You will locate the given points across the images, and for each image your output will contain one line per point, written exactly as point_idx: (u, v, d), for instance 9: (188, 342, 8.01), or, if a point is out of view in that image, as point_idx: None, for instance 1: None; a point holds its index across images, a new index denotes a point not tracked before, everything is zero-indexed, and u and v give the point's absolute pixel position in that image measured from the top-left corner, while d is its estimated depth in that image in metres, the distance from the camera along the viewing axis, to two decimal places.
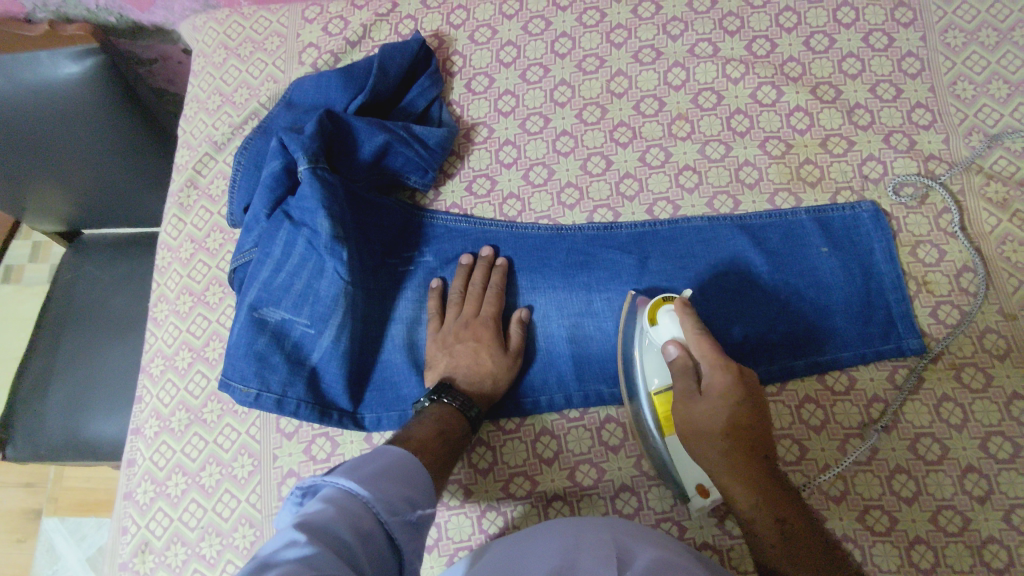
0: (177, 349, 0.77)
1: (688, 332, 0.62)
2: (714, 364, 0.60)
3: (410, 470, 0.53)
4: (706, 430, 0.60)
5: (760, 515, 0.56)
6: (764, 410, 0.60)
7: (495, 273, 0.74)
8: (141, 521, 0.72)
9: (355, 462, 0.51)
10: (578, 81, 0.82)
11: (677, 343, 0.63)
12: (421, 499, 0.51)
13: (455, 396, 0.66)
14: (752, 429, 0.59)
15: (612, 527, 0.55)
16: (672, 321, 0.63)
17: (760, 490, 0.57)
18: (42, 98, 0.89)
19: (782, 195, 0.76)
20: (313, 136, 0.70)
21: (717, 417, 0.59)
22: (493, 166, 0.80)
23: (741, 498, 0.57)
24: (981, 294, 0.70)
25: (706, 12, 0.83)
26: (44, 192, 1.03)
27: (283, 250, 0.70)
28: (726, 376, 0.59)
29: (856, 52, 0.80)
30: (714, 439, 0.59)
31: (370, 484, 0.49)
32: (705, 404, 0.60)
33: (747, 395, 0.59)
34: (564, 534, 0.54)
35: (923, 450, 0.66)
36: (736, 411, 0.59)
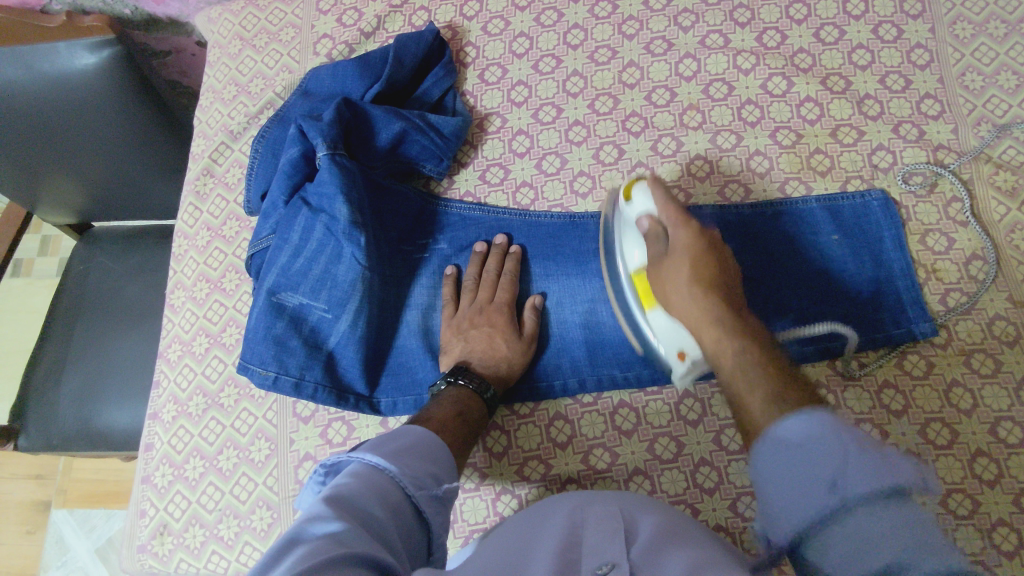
0: (194, 335, 0.78)
1: (658, 200, 0.64)
2: (678, 223, 0.62)
3: (432, 447, 0.54)
4: (675, 284, 0.60)
5: (725, 347, 0.55)
6: (728, 264, 0.62)
7: (508, 260, 0.75)
8: (159, 504, 0.73)
9: (378, 440, 0.52)
10: (590, 72, 0.83)
11: (649, 215, 0.65)
12: (446, 475, 0.52)
13: (471, 379, 0.67)
14: (718, 278, 0.59)
15: (628, 500, 0.56)
16: (644, 196, 0.66)
17: (729, 328, 0.56)
18: (60, 86, 0.90)
19: (792, 184, 0.77)
20: (331, 124, 0.71)
21: (684, 269, 0.60)
22: (506, 155, 0.81)
23: (710, 340, 0.56)
24: (984, 283, 0.71)
25: (716, 4, 0.84)
26: (58, 184, 1.03)
27: (301, 236, 0.70)
28: (690, 233, 0.61)
29: (865, 43, 0.81)
30: (683, 292, 0.59)
31: (395, 460, 0.50)
32: (673, 260, 0.61)
33: (710, 248, 0.61)
34: (574, 507, 0.55)
35: (932, 434, 0.67)
36: (702, 263, 0.60)
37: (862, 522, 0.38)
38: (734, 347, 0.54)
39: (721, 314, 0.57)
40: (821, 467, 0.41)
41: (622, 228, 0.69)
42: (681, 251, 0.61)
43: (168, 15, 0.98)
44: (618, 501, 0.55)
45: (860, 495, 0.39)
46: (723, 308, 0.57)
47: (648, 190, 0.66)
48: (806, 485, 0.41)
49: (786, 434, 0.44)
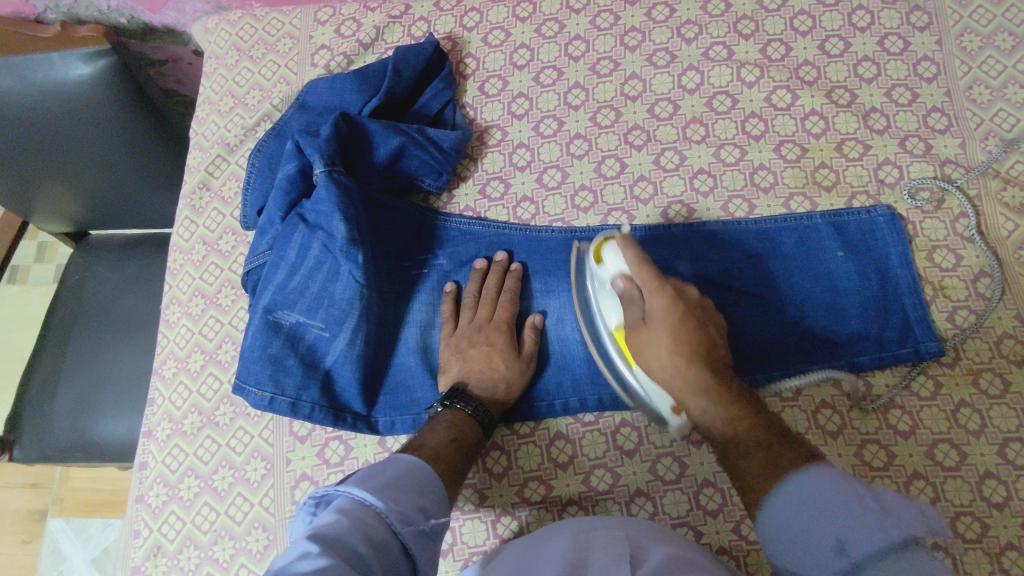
0: (189, 351, 0.77)
1: (630, 261, 0.64)
2: (652, 288, 0.62)
3: (422, 479, 0.53)
4: (655, 350, 0.62)
5: (714, 418, 0.57)
6: (707, 322, 0.63)
7: (509, 277, 0.74)
8: (153, 525, 0.71)
9: (367, 471, 0.51)
10: (592, 85, 0.82)
11: (624, 275, 0.64)
12: (435, 508, 0.51)
13: (468, 402, 0.65)
14: (697, 340, 0.60)
15: (626, 525, 0.55)
16: (614, 255, 0.66)
17: (716, 398, 0.58)
18: (51, 94, 0.88)
19: (797, 200, 0.76)
20: (328, 139, 0.69)
21: (663, 335, 0.61)
22: (507, 169, 0.80)
23: (699, 410, 0.58)
24: (980, 298, 0.70)
25: (719, 15, 0.83)
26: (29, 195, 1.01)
27: (298, 253, 0.69)
28: (665, 297, 0.62)
29: (871, 56, 0.80)
30: (664, 358, 0.61)
31: (383, 494, 0.49)
32: (651, 327, 0.62)
33: (686, 310, 0.62)
34: (575, 534, 0.54)
35: (941, 456, 0.65)
36: (680, 327, 0.61)
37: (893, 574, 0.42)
38: (722, 414, 0.57)
39: (702, 381, 0.58)
40: (833, 515, 0.45)
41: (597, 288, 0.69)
42: (657, 317, 0.62)
43: (165, 25, 0.97)
44: (619, 527, 0.54)
45: (867, 549, 0.43)
46: (707, 374, 0.59)
47: (618, 249, 0.65)
48: (819, 543, 0.45)
49: (802, 484, 0.48)
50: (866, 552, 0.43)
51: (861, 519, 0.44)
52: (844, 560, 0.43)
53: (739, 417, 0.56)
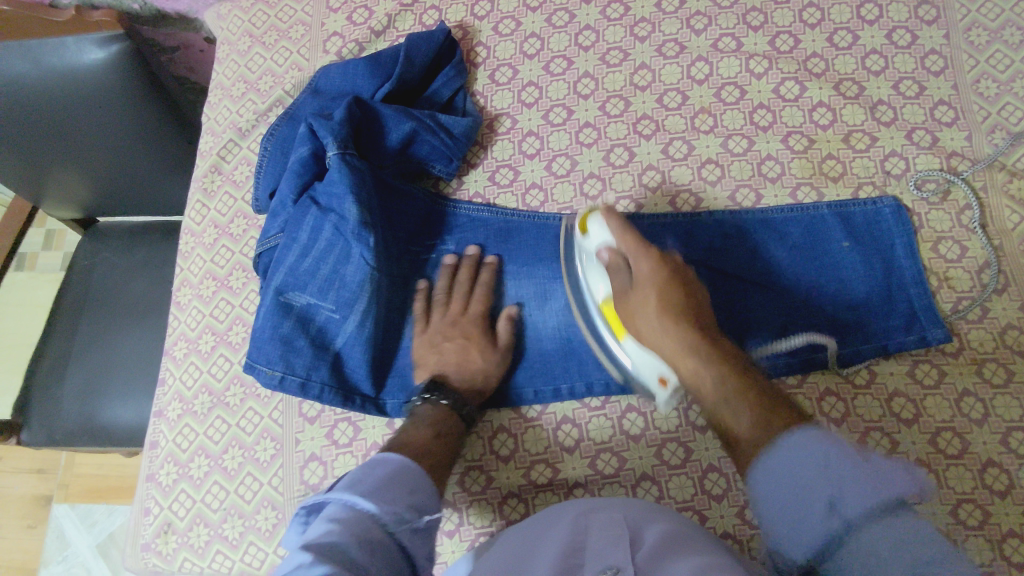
0: (200, 333, 0.78)
1: (616, 230, 0.65)
2: (639, 252, 0.64)
3: (411, 476, 0.53)
4: (644, 314, 0.63)
5: (705, 378, 0.58)
6: (695, 289, 0.64)
7: (483, 271, 0.74)
8: (164, 503, 0.72)
9: (356, 474, 0.51)
10: (601, 74, 0.83)
11: (607, 246, 0.66)
12: (428, 504, 0.52)
13: (447, 395, 0.66)
14: (684, 304, 0.61)
15: (627, 507, 0.56)
16: (600, 228, 0.67)
17: (705, 358, 0.58)
18: (66, 78, 0.89)
19: (804, 190, 0.76)
20: (341, 123, 0.70)
21: (650, 298, 0.62)
22: (516, 156, 0.81)
23: (688, 370, 0.59)
24: (986, 285, 0.71)
25: (729, 7, 0.84)
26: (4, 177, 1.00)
27: (309, 236, 0.70)
28: (651, 261, 0.63)
29: (879, 49, 0.80)
30: (655, 320, 0.62)
31: (375, 496, 0.49)
32: (640, 292, 0.63)
33: (673, 273, 0.63)
34: (576, 516, 0.55)
35: (943, 444, 0.66)
36: (667, 290, 0.62)
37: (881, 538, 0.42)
38: (712, 377, 0.57)
39: (691, 341, 0.59)
40: (821, 481, 0.46)
41: (584, 261, 0.70)
42: (644, 281, 0.63)
43: (178, 12, 0.98)
44: (619, 508, 0.55)
45: (859, 513, 0.43)
46: (696, 338, 0.59)
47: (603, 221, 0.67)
48: (809, 509, 0.46)
49: (787, 452, 0.48)
50: (857, 515, 0.43)
51: (847, 485, 0.45)
52: (837, 525, 0.44)
53: (729, 376, 0.57)
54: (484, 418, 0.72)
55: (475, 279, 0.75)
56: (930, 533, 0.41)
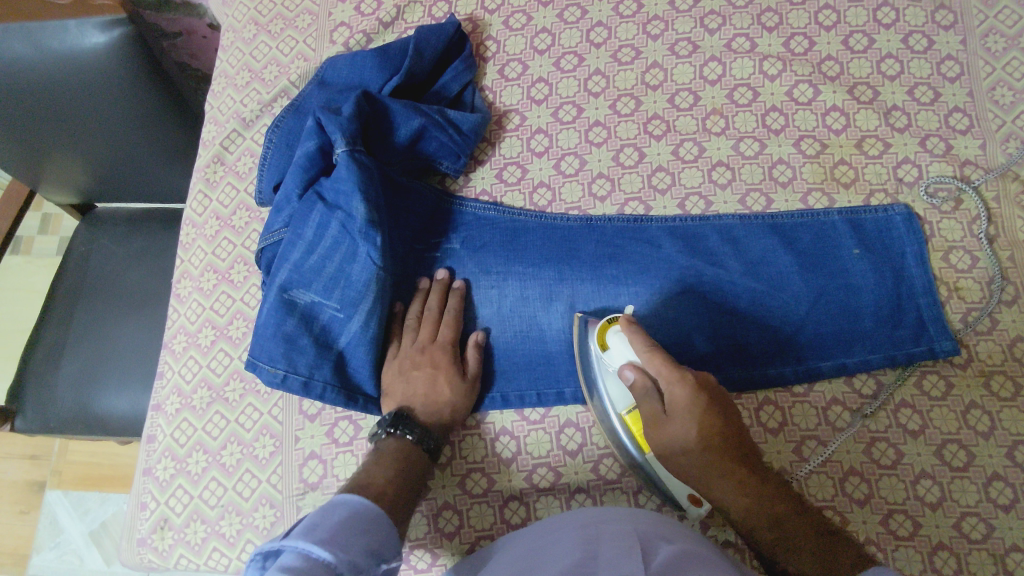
0: (200, 326, 0.77)
1: (641, 351, 0.62)
2: (671, 378, 0.60)
3: (369, 520, 0.51)
4: (683, 448, 0.59)
5: (758, 520, 0.57)
6: (731, 411, 0.60)
7: (452, 297, 0.72)
8: (160, 498, 0.72)
9: (311, 520, 0.49)
10: (612, 72, 0.82)
11: (633, 366, 0.62)
12: (385, 550, 0.50)
13: (414, 428, 0.64)
14: (723, 434, 0.59)
15: (634, 520, 0.55)
16: (622, 343, 0.64)
17: (756, 499, 0.58)
18: (63, 62, 0.86)
19: (815, 195, 0.76)
20: (350, 118, 0.69)
21: (689, 433, 0.59)
22: (524, 154, 0.80)
23: (738, 509, 0.58)
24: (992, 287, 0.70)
25: (744, 7, 0.82)
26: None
27: (315, 232, 0.69)
28: (687, 391, 0.59)
29: (895, 53, 0.79)
30: (695, 458, 0.59)
31: (331, 543, 0.46)
32: (674, 425, 0.60)
33: (709, 400, 0.59)
34: (585, 527, 0.54)
35: (949, 456, 0.66)
36: (707, 423, 0.58)
37: None
38: (767, 521, 0.57)
39: (739, 480, 0.58)
40: None
41: (602, 370, 0.67)
42: (679, 411, 0.59)
43: None
44: (629, 521, 0.54)
45: None
46: (742, 473, 0.58)
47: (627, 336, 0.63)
48: None
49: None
50: None
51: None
52: None
53: (782, 516, 0.57)
54: (486, 420, 0.71)
55: (444, 306, 0.73)
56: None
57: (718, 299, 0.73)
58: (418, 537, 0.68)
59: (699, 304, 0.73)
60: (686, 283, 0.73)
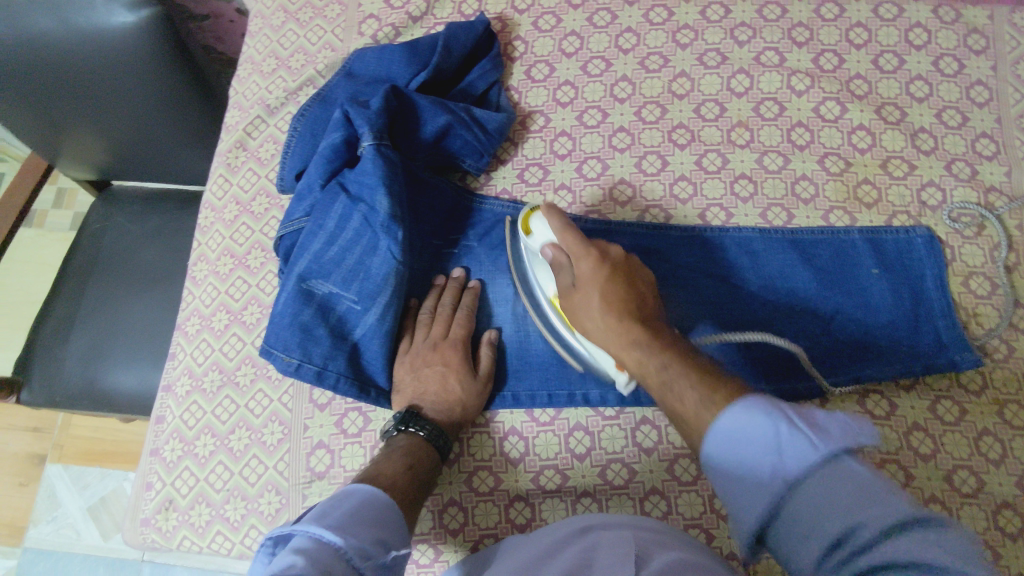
0: (214, 310, 0.77)
1: (556, 228, 0.62)
2: (578, 252, 0.61)
3: (380, 510, 0.51)
4: (589, 314, 0.60)
5: (648, 370, 0.54)
6: (640, 281, 0.61)
7: (466, 295, 0.73)
8: (167, 479, 0.72)
9: (322, 508, 0.49)
10: (640, 78, 0.81)
11: (551, 244, 0.64)
12: (395, 539, 0.50)
13: (424, 426, 0.64)
14: (626, 298, 0.58)
15: (635, 526, 0.55)
16: (543, 226, 0.66)
17: (649, 351, 0.55)
18: (103, 44, 0.87)
19: (837, 214, 0.75)
20: (379, 112, 0.69)
21: (594, 299, 0.59)
22: (547, 156, 0.80)
23: (634, 364, 0.56)
24: (1005, 316, 0.70)
25: (775, 21, 0.82)
26: (13, 115, 0.96)
27: (337, 223, 0.69)
28: (591, 260, 0.60)
29: (924, 75, 0.79)
30: (598, 320, 0.59)
31: (343, 530, 0.47)
32: (581, 294, 0.61)
33: (615, 271, 0.60)
34: (585, 535, 0.54)
35: (958, 482, 0.65)
36: (610, 288, 0.59)
37: (820, 488, 0.37)
38: (657, 367, 0.53)
39: (633, 338, 0.56)
40: (764, 448, 0.40)
41: (529, 257, 0.71)
42: (585, 280, 0.60)
43: None
44: (629, 528, 0.55)
45: (800, 473, 0.38)
46: (638, 328, 0.56)
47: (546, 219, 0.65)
48: (746, 466, 0.40)
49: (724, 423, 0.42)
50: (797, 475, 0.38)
51: (790, 443, 0.39)
52: (778, 489, 0.38)
53: (670, 362, 0.52)
54: (495, 419, 0.71)
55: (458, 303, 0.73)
56: (878, 481, 0.36)
57: (734, 310, 0.72)
58: (423, 531, 0.68)
59: (715, 315, 0.72)
60: (703, 293, 0.73)
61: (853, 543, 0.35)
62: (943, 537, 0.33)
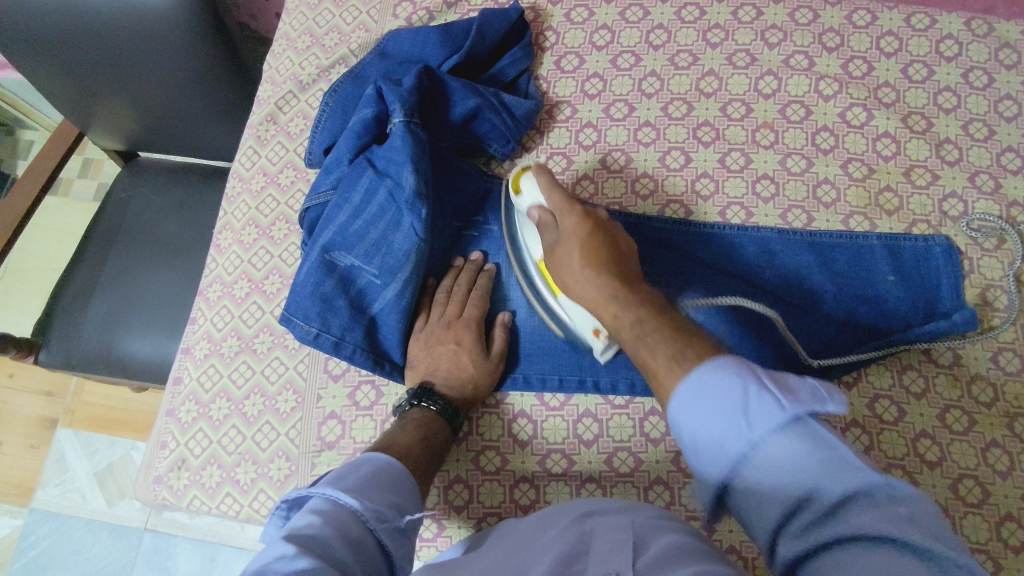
0: (236, 278, 0.79)
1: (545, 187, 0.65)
2: (563, 209, 0.63)
3: (395, 476, 0.52)
4: (569, 267, 0.60)
5: (621, 323, 0.53)
6: (623, 240, 0.61)
7: (481, 276, 0.74)
8: (180, 439, 0.73)
9: (339, 471, 0.50)
10: (668, 75, 0.82)
11: (537, 205, 0.66)
12: (409, 505, 0.51)
13: (436, 401, 0.65)
14: (606, 250, 0.59)
15: (636, 511, 0.56)
16: (531, 186, 0.68)
17: (622, 304, 0.54)
18: (147, 15, 0.88)
19: (857, 219, 0.76)
20: (411, 91, 0.70)
21: (574, 251, 0.59)
22: (572, 146, 0.81)
23: (609, 318, 0.55)
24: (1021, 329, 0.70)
25: (806, 25, 0.83)
26: (48, 78, 0.98)
27: (363, 198, 0.70)
28: (575, 215, 0.61)
29: (953, 87, 0.79)
30: (577, 275, 0.59)
31: (358, 493, 0.48)
32: (562, 249, 0.61)
33: (597, 226, 0.61)
34: (587, 517, 0.55)
35: (963, 491, 0.65)
36: (590, 241, 0.59)
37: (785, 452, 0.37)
38: (631, 318, 0.53)
39: (612, 290, 0.55)
40: (730, 407, 0.39)
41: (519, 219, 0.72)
42: (568, 235, 0.61)
43: None
44: (629, 512, 0.55)
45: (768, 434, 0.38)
46: (615, 279, 0.56)
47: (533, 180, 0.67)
48: (712, 426, 0.40)
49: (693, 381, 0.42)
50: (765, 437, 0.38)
51: (758, 403, 0.39)
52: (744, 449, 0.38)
53: (645, 316, 0.52)
54: (506, 400, 0.72)
55: (473, 284, 0.74)
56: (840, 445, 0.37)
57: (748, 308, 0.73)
58: (428, 507, 0.69)
59: None
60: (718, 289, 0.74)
61: (819, 505, 0.35)
62: (903, 506, 0.34)
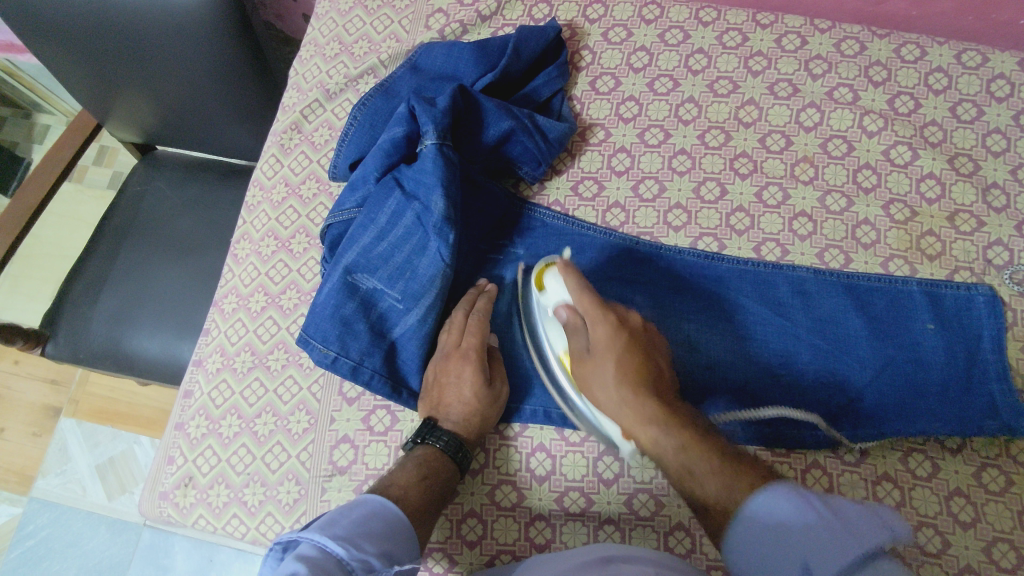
0: (252, 290, 0.77)
1: (572, 290, 0.65)
2: (594, 315, 0.64)
3: (390, 521, 0.52)
4: (604, 384, 0.63)
5: (663, 448, 0.57)
6: (653, 351, 0.64)
7: (481, 299, 0.69)
8: (189, 455, 0.71)
9: (332, 515, 0.50)
10: (706, 101, 0.80)
11: (566, 305, 0.66)
12: (401, 553, 0.51)
13: (439, 437, 0.63)
14: (639, 368, 0.62)
15: (658, 562, 0.54)
16: (557, 284, 0.67)
17: (664, 428, 0.58)
18: (171, 12, 0.87)
19: (896, 262, 0.73)
20: (444, 112, 0.67)
21: (609, 366, 0.63)
22: (604, 171, 0.78)
23: (646, 440, 0.59)
24: None
25: (852, 57, 0.80)
26: (71, 73, 0.97)
27: (389, 219, 0.68)
28: (608, 324, 0.64)
29: (1003, 129, 0.76)
30: (612, 391, 0.62)
31: (346, 543, 0.48)
32: (595, 361, 0.64)
33: (629, 337, 0.63)
34: (607, 564, 0.53)
35: (998, 555, 0.62)
36: (625, 356, 0.62)
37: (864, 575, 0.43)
38: (673, 446, 0.57)
39: (649, 414, 0.59)
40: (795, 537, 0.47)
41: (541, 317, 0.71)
42: (601, 345, 0.64)
43: None
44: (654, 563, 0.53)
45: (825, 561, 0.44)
46: (652, 399, 0.60)
47: (557, 276, 0.67)
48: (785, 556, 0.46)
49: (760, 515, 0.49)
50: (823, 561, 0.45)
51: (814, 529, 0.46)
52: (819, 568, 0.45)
53: (688, 443, 0.56)
54: (524, 433, 0.70)
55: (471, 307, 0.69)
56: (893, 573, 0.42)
57: (779, 351, 0.70)
58: (438, 541, 0.67)
59: (760, 353, 0.70)
60: (750, 329, 0.71)
61: None
62: None
